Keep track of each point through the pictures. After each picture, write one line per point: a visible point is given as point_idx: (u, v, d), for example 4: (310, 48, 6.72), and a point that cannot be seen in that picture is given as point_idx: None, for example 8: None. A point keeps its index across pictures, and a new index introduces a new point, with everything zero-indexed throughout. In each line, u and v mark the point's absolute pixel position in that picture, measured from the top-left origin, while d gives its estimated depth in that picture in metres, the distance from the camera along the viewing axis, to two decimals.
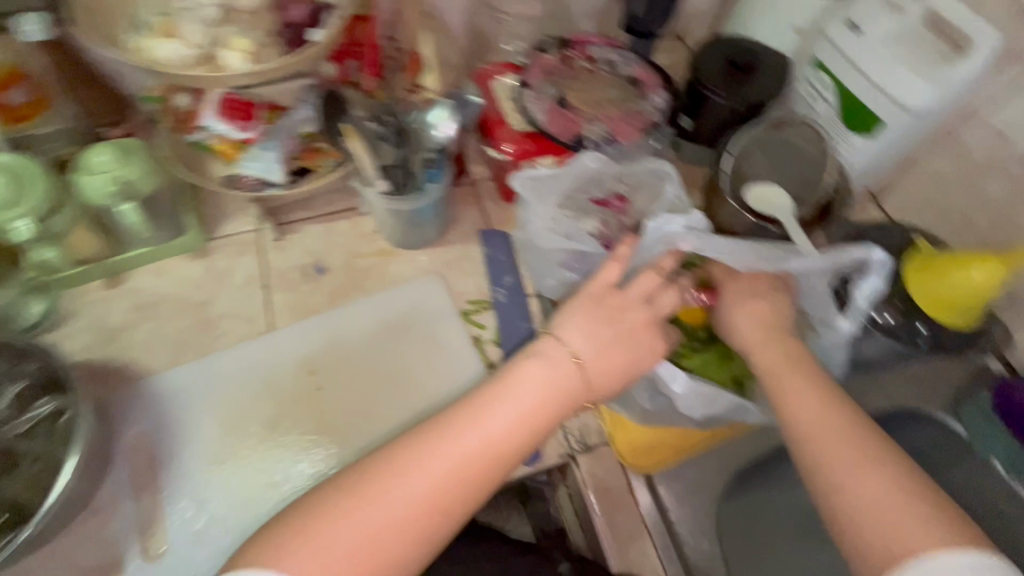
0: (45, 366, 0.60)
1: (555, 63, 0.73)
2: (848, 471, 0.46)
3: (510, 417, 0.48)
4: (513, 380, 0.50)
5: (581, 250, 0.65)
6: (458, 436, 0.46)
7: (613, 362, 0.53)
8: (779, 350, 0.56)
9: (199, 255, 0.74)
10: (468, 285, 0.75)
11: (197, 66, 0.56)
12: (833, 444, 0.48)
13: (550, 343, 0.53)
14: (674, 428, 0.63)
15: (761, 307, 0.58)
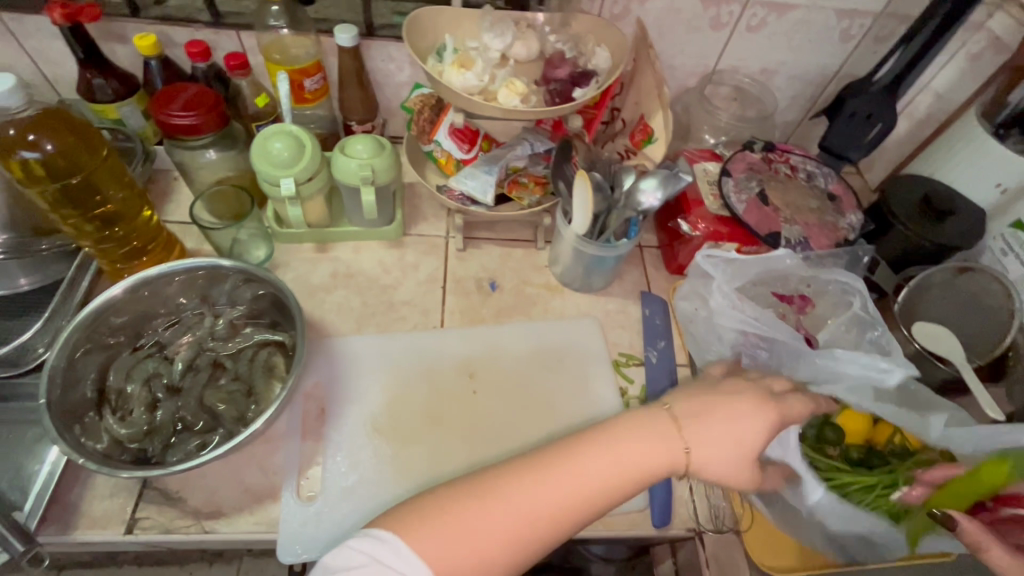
0: (259, 293, 0.68)
1: (759, 162, 0.78)
2: None
3: (614, 465, 0.47)
4: (612, 432, 0.49)
5: (758, 338, 0.66)
6: (566, 470, 0.46)
7: (713, 441, 0.49)
8: None
9: (395, 245, 0.84)
10: (623, 338, 0.79)
11: (477, 95, 0.66)
12: None
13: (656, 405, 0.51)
14: (817, 543, 0.61)
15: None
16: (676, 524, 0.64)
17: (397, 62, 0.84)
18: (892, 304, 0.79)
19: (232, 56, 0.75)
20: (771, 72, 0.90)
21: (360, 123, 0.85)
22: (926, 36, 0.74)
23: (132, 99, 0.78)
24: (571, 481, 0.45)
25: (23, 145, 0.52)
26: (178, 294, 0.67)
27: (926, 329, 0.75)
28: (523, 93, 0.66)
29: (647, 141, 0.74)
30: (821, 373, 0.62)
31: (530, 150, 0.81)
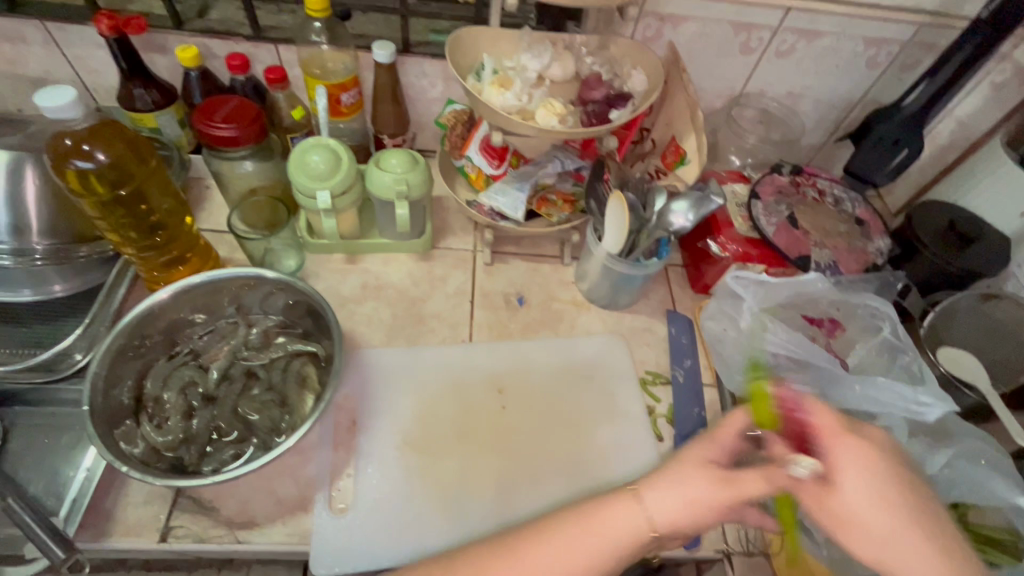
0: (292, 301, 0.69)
1: (786, 185, 0.79)
2: None
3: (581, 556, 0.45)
4: (561, 525, 0.47)
5: (791, 362, 0.66)
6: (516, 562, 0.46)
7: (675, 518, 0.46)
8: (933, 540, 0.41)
9: (424, 258, 0.84)
10: (649, 356, 0.79)
11: (515, 115, 0.67)
12: None
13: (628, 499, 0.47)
14: None
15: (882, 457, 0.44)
16: (706, 545, 0.64)
17: (430, 78, 0.85)
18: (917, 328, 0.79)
19: (272, 69, 0.76)
20: (797, 96, 0.91)
21: (391, 137, 0.86)
22: (953, 67, 0.75)
23: (170, 109, 0.80)
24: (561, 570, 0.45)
25: (78, 156, 0.53)
26: (213, 303, 0.68)
27: (950, 355, 0.75)
28: (560, 113, 0.67)
29: (679, 162, 0.75)
30: (854, 400, 0.62)
31: (560, 168, 0.82)
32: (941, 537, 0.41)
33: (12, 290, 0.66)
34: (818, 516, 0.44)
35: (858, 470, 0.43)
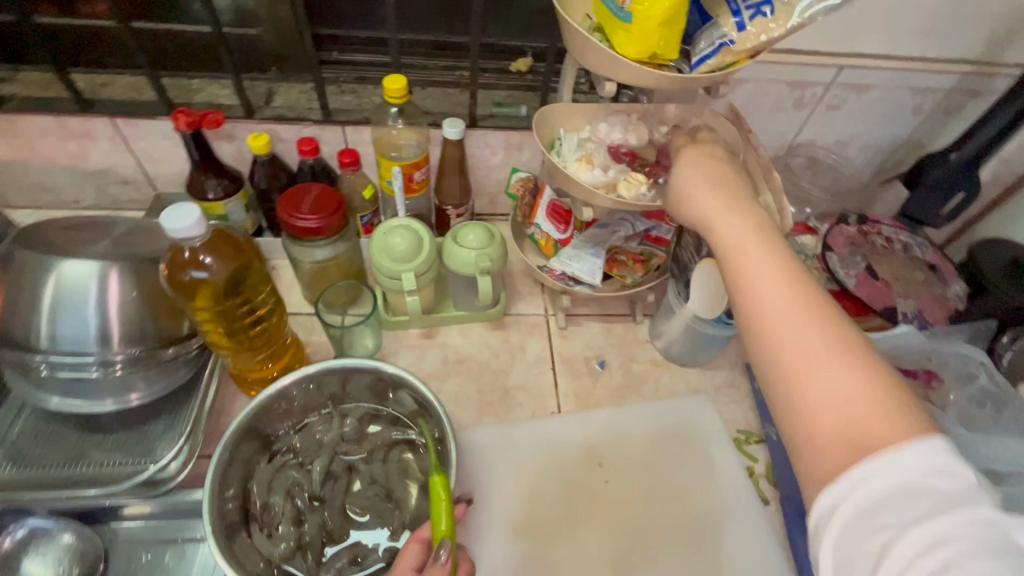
0: (385, 388, 0.67)
1: (856, 234, 0.81)
2: (808, 343, 0.39)
3: None
4: None
5: None
6: None
7: None
8: (725, 197, 0.50)
9: (499, 326, 0.84)
10: (738, 414, 0.79)
11: (603, 189, 0.68)
12: (795, 324, 0.39)
13: None
14: None
15: (711, 159, 0.56)
16: None
17: (492, 147, 0.86)
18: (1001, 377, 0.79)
19: (344, 153, 0.76)
20: (844, 143, 0.94)
21: (455, 208, 0.86)
22: (1007, 116, 0.78)
23: (239, 196, 0.78)
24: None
25: (194, 266, 0.55)
26: (313, 398, 0.67)
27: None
28: (647, 184, 0.68)
29: None
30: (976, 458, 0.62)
31: (633, 231, 0.83)
32: (750, 209, 0.48)
33: (91, 401, 0.62)
34: (680, 215, 0.55)
35: (695, 177, 0.54)
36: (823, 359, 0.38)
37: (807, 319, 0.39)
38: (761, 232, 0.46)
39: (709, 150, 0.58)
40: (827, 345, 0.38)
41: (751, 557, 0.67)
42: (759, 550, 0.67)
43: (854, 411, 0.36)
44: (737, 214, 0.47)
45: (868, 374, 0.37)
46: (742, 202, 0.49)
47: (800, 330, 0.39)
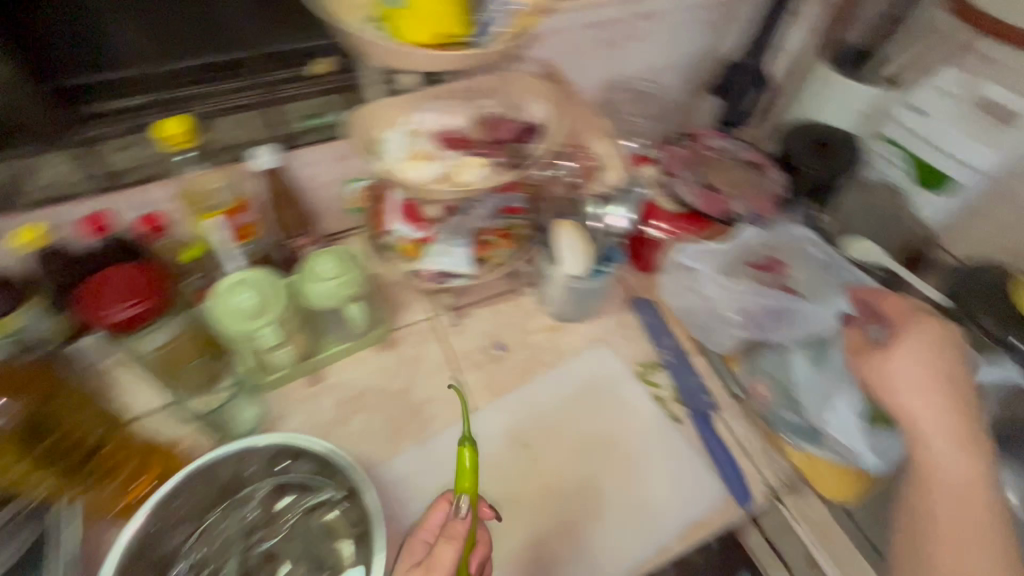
0: (278, 457, 0.61)
1: (685, 154, 0.87)
2: (951, 554, 0.51)
3: None
4: None
5: (769, 308, 0.73)
6: None
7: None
8: (940, 393, 0.54)
9: (389, 346, 0.79)
10: (635, 349, 0.83)
11: (440, 182, 0.66)
12: (963, 522, 0.51)
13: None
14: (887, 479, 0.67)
15: (932, 343, 0.56)
16: (755, 496, 0.70)
17: (322, 164, 0.80)
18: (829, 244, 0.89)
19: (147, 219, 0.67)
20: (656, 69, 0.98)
21: (299, 238, 0.82)
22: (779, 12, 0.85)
23: (27, 304, 0.64)
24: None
25: None
26: (204, 499, 0.60)
27: (862, 249, 0.86)
28: (482, 164, 0.67)
29: (598, 168, 0.77)
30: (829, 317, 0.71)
31: (492, 209, 0.79)
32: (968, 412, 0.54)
33: None
34: (868, 379, 0.58)
35: (916, 378, 0.55)
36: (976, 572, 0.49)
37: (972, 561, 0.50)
38: (972, 455, 0.53)
39: (928, 329, 0.57)
40: (956, 547, 0.51)
41: (680, 473, 0.71)
42: (684, 464, 0.72)
43: None
44: (927, 401, 0.54)
45: None
46: (954, 386, 0.54)
47: (971, 556, 0.50)
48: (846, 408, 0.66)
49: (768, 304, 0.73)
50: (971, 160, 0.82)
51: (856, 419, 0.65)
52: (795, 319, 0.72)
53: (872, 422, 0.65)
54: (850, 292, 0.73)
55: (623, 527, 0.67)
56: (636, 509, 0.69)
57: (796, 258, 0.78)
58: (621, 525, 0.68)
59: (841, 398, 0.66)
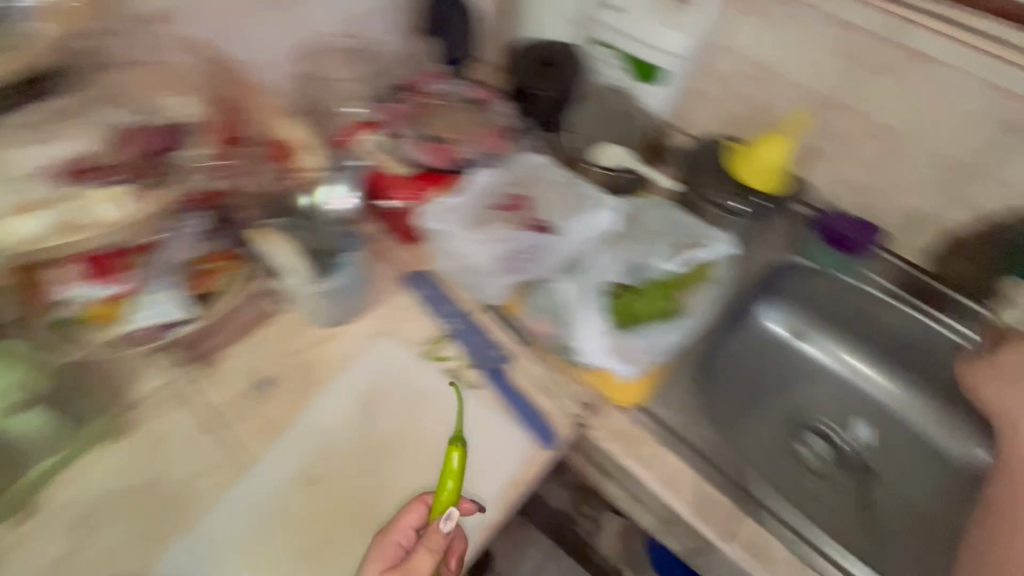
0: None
1: (405, 108, 0.80)
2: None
3: None
4: None
5: (515, 247, 0.71)
6: None
7: None
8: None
9: (120, 434, 0.65)
10: (418, 329, 0.78)
11: (67, 232, 0.54)
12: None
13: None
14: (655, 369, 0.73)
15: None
16: (561, 432, 0.70)
17: None
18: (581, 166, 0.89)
19: None
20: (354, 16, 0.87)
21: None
22: None
23: None
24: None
25: None
26: None
27: (611, 155, 0.88)
28: (119, 195, 0.56)
29: (297, 152, 0.69)
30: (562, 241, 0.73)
31: (196, 232, 0.66)
32: None
33: None
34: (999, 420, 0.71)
35: (1000, 391, 0.72)
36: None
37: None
38: None
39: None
40: None
41: (490, 441, 0.69)
42: (492, 429, 0.70)
43: None
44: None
45: None
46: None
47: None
48: (597, 322, 0.68)
49: (520, 243, 0.71)
50: (670, 47, 0.89)
51: (604, 330, 0.68)
52: (549, 250, 0.72)
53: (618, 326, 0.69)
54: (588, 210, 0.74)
55: None
56: None
57: (541, 189, 0.77)
58: None
59: (591, 317, 0.68)
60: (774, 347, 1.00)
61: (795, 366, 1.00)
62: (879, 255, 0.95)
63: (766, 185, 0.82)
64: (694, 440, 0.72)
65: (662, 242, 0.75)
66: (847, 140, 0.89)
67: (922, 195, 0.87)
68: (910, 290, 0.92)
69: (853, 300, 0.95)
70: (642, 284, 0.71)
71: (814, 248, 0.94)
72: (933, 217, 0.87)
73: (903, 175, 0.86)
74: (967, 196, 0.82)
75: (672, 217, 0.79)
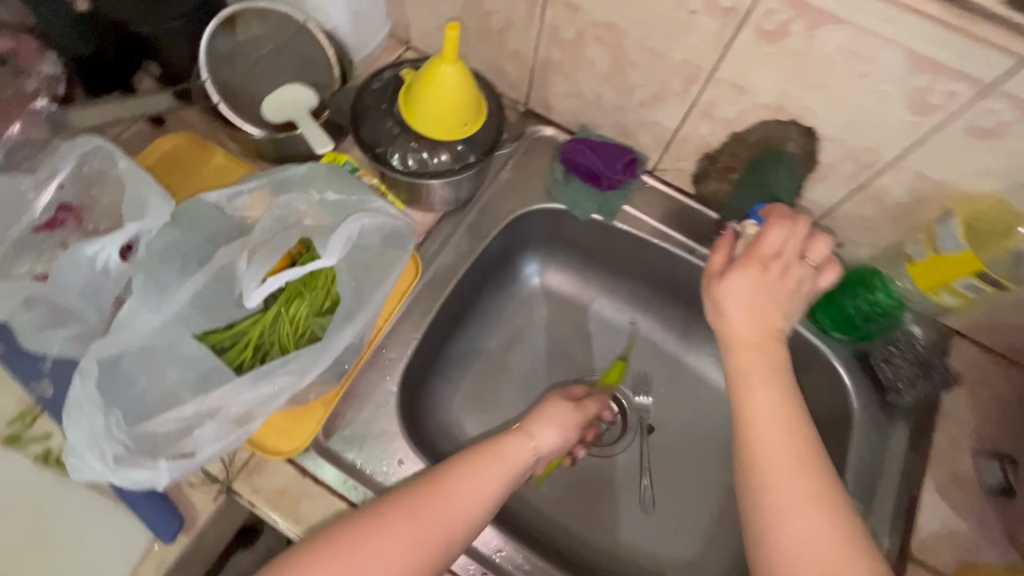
0: None
1: None
2: (790, 486, 0.49)
3: (472, 502, 0.53)
4: (456, 487, 0.53)
5: (49, 296, 0.49)
6: (458, 503, 0.52)
7: (549, 440, 0.64)
8: (761, 274, 0.57)
9: None
10: (2, 402, 0.57)
11: None
12: (782, 460, 0.50)
13: (524, 438, 0.61)
14: (315, 402, 0.59)
15: (770, 283, 0.57)
16: (193, 511, 0.54)
17: None
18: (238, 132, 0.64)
19: None
20: None
21: None
22: None
23: None
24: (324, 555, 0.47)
25: None
26: None
27: (274, 105, 0.65)
28: None
29: None
30: (102, 271, 0.49)
31: None
32: (774, 285, 0.57)
33: None
34: (723, 329, 0.58)
35: (742, 299, 0.57)
36: (788, 481, 0.49)
37: (776, 407, 0.52)
38: (757, 346, 0.56)
39: (769, 228, 0.58)
40: (796, 444, 0.50)
41: (91, 541, 0.53)
42: (97, 522, 0.54)
43: (823, 550, 0.46)
44: (737, 275, 0.57)
45: (826, 501, 0.48)
46: (773, 287, 0.57)
47: (794, 503, 0.48)
48: (99, 421, 0.45)
49: (38, 288, 0.48)
50: None
51: (117, 428, 0.46)
52: (87, 294, 0.50)
53: (209, 376, 0.50)
54: (114, 234, 0.48)
55: None
56: None
57: (107, 188, 0.54)
58: None
59: (87, 419, 0.45)
60: (545, 305, 0.86)
61: (574, 323, 0.86)
62: (645, 182, 0.79)
63: (437, 129, 0.60)
64: (381, 477, 0.60)
65: (293, 232, 0.56)
66: (573, 44, 0.67)
67: (669, 108, 0.68)
68: (676, 222, 0.78)
69: (624, 243, 0.80)
70: (260, 313, 0.56)
71: (563, 187, 0.77)
72: (686, 134, 0.70)
73: (642, 84, 0.67)
74: (710, 107, 0.65)
75: (308, 189, 0.58)
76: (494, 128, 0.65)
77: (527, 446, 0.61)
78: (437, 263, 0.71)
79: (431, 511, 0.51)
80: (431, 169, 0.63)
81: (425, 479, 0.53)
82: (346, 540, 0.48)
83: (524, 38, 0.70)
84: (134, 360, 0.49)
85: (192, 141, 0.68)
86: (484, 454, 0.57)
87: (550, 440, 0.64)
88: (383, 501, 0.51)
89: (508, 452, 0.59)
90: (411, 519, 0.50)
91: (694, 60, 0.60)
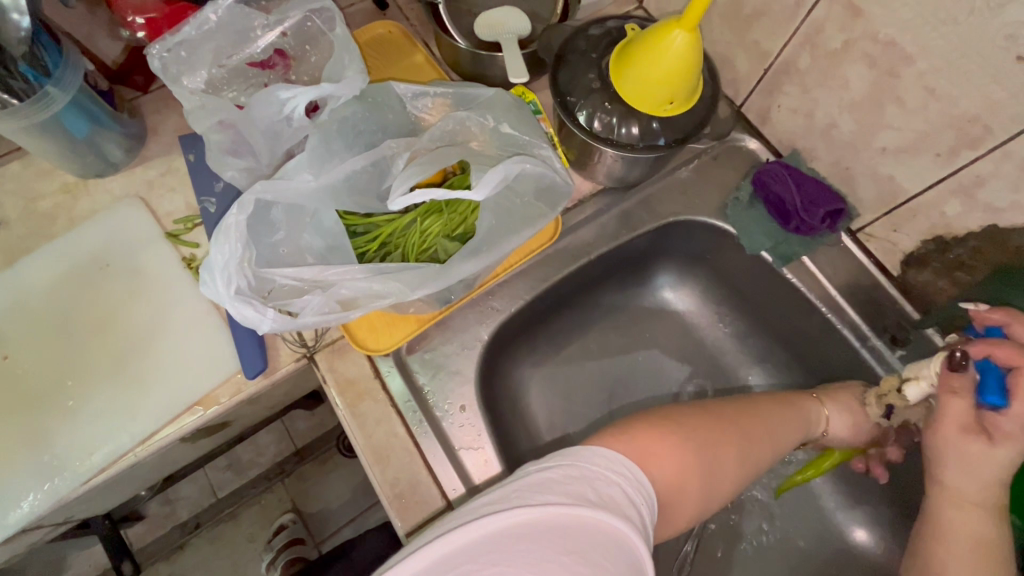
0: None
1: None
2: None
3: (773, 448, 0.59)
4: (763, 425, 0.59)
5: (242, 130, 0.53)
6: (769, 441, 0.59)
7: (839, 425, 0.65)
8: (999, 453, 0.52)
9: None
10: (176, 202, 0.64)
11: None
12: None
13: (821, 408, 0.65)
14: (411, 313, 0.60)
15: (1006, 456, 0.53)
16: (277, 360, 0.58)
17: None
18: (444, 37, 0.63)
19: None
20: None
21: None
22: None
23: None
24: (664, 430, 0.51)
25: None
26: None
27: (489, 22, 0.63)
28: None
29: None
30: (288, 122, 0.53)
31: None
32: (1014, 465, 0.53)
33: None
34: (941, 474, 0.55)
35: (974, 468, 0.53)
36: None
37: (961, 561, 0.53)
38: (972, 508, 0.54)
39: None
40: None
41: (192, 348, 0.58)
42: (201, 339, 0.59)
43: None
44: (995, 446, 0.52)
45: None
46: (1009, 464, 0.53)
47: None
48: (234, 250, 0.47)
49: (235, 115, 0.53)
50: None
51: (239, 263, 0.47)
52: (267, 134, 0.53)
53: (335, 252, 0.53)
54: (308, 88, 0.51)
55: (107, 424, 0.56)
56: (128, 402, 0.56)
57: (323, 51, 0.59)
58: (102, 421, 0.56)
59: (219, 249, 0.47)
60: (665, 322, 0.79)
61: (685, 354, 0.79)
62: (840, 240, 0.67)
63: (636, 95, 0.55)
64: (442, 416, 0.59)
65: (456, 147, 0.55)
66: (830, 55, 0.56)
67: (917, 167, 0.55)
68: (855, 299, 0.66)
69: (784, 297, 0.69)
70: (398, 213, 0.57)
71: (740, 210, 0.68)
72: (923, 206, 0.57)
73: (895, 128, 0.55)
74: (975, 184, 0.52)
75: (488, 112, 0.56)
76: (700, 119, 0.58)
77: (828, 414, 0.65)
78: (576, 235, 0.67)
79: (758, 427, 0.58)
80: (618, 137, 0.57)
81: (743, 401, 0.61)
82: (676, 422, 0.52)
83: (773, 33, 0.60)
84: (284, 211, 0.51)
85: (401, 32, 0.70)
86: (795, 404, 0.64)
87: (843, 429, 0.66)
88: (711, 409, 0.57)
89: (809, 415, 0.64)
90: (749, 427, 0.57)
91: (983, 118, 0.48)
